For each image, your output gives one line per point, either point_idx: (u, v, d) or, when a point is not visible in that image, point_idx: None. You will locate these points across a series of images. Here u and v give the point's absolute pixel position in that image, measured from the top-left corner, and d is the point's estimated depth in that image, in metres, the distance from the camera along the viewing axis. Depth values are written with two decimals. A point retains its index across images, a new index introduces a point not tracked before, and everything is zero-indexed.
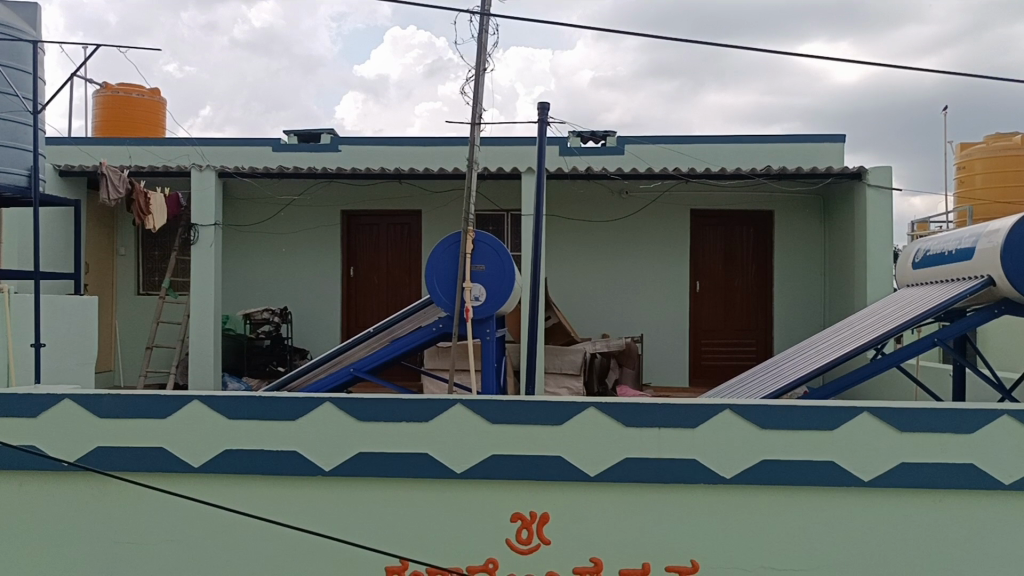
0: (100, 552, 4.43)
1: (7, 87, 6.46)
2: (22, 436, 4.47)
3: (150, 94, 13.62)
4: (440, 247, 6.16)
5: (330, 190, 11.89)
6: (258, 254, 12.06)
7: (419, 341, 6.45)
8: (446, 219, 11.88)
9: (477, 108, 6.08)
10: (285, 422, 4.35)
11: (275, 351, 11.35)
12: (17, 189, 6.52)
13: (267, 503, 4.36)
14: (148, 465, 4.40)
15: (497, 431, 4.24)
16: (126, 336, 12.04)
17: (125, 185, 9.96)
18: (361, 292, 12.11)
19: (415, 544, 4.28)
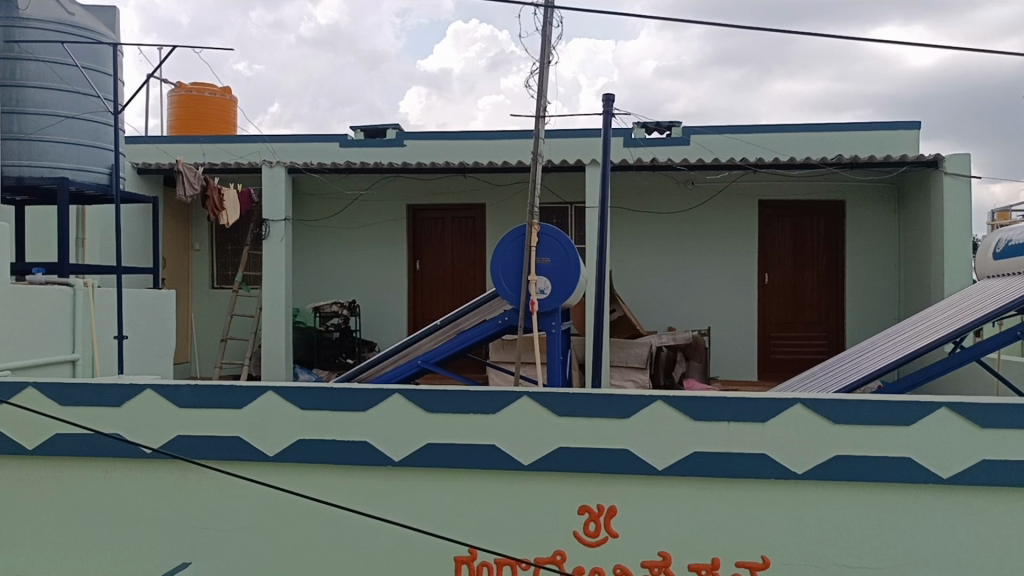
0: (170, 538, 4.61)
1: (88, 88, 6.86)
2: (103, 423, 4.67)
3: (221, 93, 13.97)
4: (506, 239, 6.20)
5: (398, 185, 12.05)
6: (328, 249, 12.28)
7: (485, 334, 6.49)
8: (511, 211, 11.89)
9: (542, 101, 6.11)
10: (355, 412, 4.44)
11: (345, 343, 11.54)
12: (99, 187, 6.93)
13: (336, 492, 4.47)
14: (223, 455, 4.55)
15: (566, 424, 4.25)
16: (202, 330, 12.38)
17: (200, 182, 10.26)
18: (428, 285, 12.24)
19: (484, 534, 4.33)
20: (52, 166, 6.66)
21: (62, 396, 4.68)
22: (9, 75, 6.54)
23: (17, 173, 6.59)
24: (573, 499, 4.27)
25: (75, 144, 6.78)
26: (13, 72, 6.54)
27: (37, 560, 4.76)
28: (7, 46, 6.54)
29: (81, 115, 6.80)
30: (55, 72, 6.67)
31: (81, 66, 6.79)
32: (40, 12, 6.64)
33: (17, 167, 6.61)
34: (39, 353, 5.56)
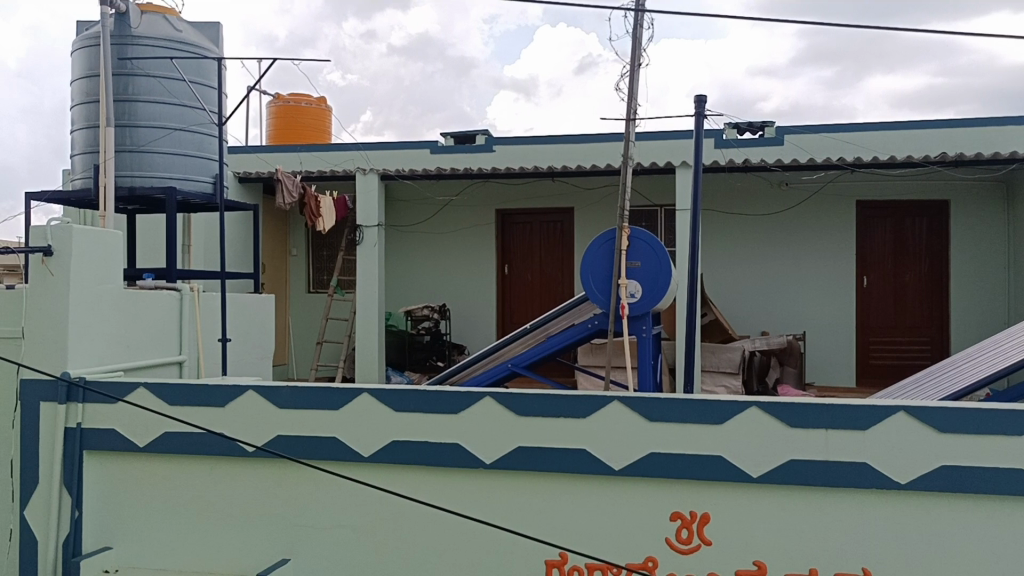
0: (270, 534, 4.77)
1: (194, 101, 7.16)
2: (209, 422, 4.88)
3: (317, 102, 14.38)
4: (595, 244, 6.18)
5: (487, 190, 12.18)
6: (419, 254, 12.49)
7: (574, 338, 6.49)
8: (599, 215, 11.85)
9: (632, 104, 6.08)
10: (447, 414, 4.51)
11: (435, 346, 11.65)
12: (204, 197, 7.27)
13: (428, 492, 4.55)
14: (321, 454, 4.69)
15: (658, 429, 4.21)
16: (299, 332, 12.77)
17: (298, 190, 10.58)
18: (517, 290, 12.28)
19: (575, 537, 4.33)
20: (163, 176, 6.99)
21: (172, 395, 4.93)
22: (123, 91, 6.89)
23: (129, 184, 6.96)
24: (665, 505, 4.23)
25: (181, 155, 7.09)
26: (127, 88, 6.90)
27: (147, 552, 5.00)
28: (121, 64, 6.91)
29: (188, 128, 7.12)
30: (165, 87, 6.99)
31: (189, 80, 7.12)
32: (151, 30, 6.98)
33: (128, 177, 6.93)
34: (150, 355, 5.84)
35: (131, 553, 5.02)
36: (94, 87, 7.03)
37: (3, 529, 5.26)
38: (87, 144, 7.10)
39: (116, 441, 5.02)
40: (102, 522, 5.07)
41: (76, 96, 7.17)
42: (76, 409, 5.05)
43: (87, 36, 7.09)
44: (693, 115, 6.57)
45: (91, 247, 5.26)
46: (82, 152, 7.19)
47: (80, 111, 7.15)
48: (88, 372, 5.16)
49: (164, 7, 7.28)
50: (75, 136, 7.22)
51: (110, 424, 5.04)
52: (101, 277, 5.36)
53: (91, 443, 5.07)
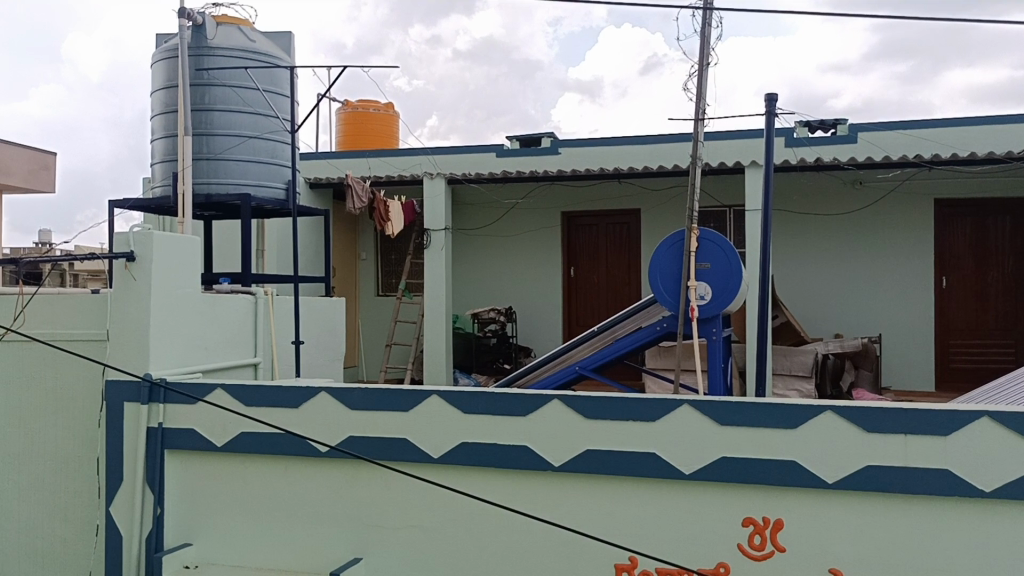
0: (342, 533, 4.86)
1: (267, 109, 7.36)
2: (284, 422, 5.00)
3: (384, 109, 14.60)
4: (663, 246, 6.13)
5: (553, 193, 12.18)
6: (486, 257, 12.56)
7: (643, 341, 6.46)
8: (666, 216, 11.74)
9: (700, 104, 6.02)
10: (516, 417, 4.54)
11: (502, 349, 11.72)
12: (277, 203, 7.44)
13: (496, 493, 4.58)
14: (392, 455, 4.76)
15: (729, 433, 4.16)
16: (369, 335, 12.96)
17: (367, 195, 10.75)
18: (584, 292, 12.22)
19: (646, 541, 4.30)
20: (238, 182, 7.18)
21: (248, 397, 5.08)
22: (200, 100, 7.12)
23: (206, 190, 7.15)
24: (737, 510, 4.17)
25: (255, 162, 7.27)
26: (203, 98, 7.12)
27: (224, 549, 5.14)
28: (198, 75, 7.14)
29: (262, 135, 7.30)
30: (240, 96, 7.19)
31: (262, 89, 7.31)
32: (226, 41, 7.21)
33: (205, 185, 7.14)
34: (226, 356, 6.00)
35: (210, 550, 5.17)
36: (173, 98, 7.27)
37: (89, 525, 5.47)
38: (166, 153, 7.34)
39: (195, 440, 5.18)
40: (182, 519, 5.23)
41: (155, 106, 7.43)
42: (157, 409, 5.24)
43: (166, 49, 7.34)
44: (763, 114, 6.47)
45: (171, 252, 5.44)
46: (162, 160, 7.44)
47: (160, 121, 7.40)
48: (169, 373, 5.34)
49: (238, 19, 7.51)
50: (155, 145, 7.47)
51: (190, 424, 5.20)
52: (180, 281, 5.53)
53: (172, 443, 5.24)
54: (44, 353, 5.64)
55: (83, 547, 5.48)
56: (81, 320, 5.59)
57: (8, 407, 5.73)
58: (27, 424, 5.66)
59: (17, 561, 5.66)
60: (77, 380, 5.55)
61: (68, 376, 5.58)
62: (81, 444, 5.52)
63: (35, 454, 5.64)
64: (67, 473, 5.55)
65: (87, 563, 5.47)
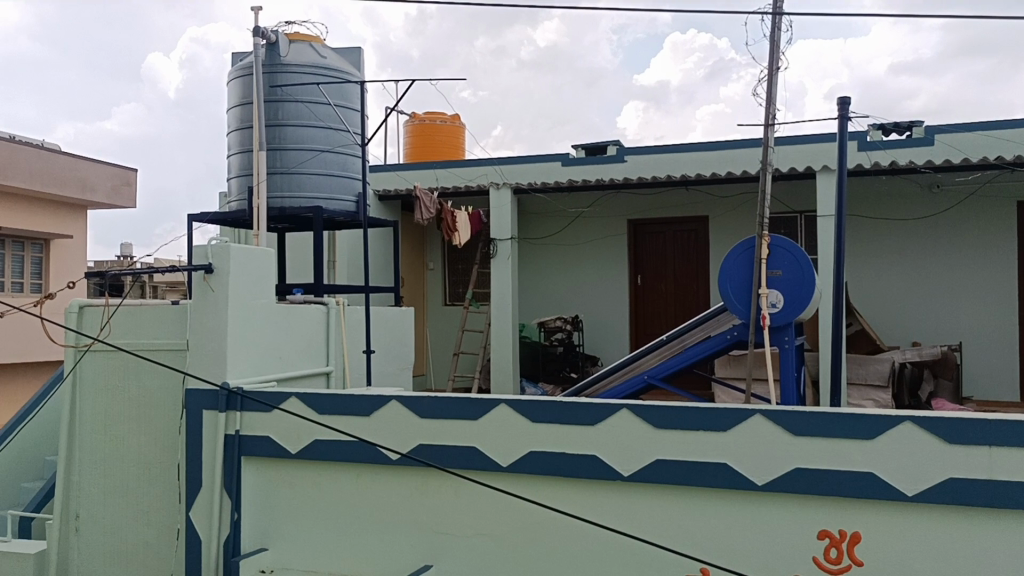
0: (414, 540, 4.94)
1: (339, 123, 7.52)
2: (357, 429, 5.10)
3: (451, 120, 14.75)
4: (734, 253, 6.05)
5: (620, 201, 12.12)
6: (552, 266, 12.56)
7: (713, 350, 6.37)
8: (736, 223, 11.57)
9: (770, 109, 5.93)
10: (585, 426, 4.56)
11: (569, 357, 11.77)
12: (348, 215, 7.55)
13: (566, 502, 4.60)
14: (462, 463, 4.82)
15: (802, 443, 4.11)
16: (436, 344, 13.08)
17: (435, 206, 10.85)
18: (651, 301, 12.12)
19: (718, 553, 4.26)
20: (309, 195, 7.34)
21: (322, 405, 5.20)
22: (274, 116, 7.33)
23: (279, 204, 7.33)
24: (811, 522, 4.10)
25: (327, 175, 7.43)
26: (277, 113, 7.32)
27: (299, 554, 5.25)
28: (272, 91, 7.35)
29: (333, 149, 7.46)
30: (312, 112, 7.37)
31: (333, 104, 7.48)
32: (299, 58, 7.40)
33: (279, 199, 7.33)
34: (299, 366, 6.13)
35: (285, 555, 5.29)
36: (248, 114, 7.49)
37: (170, 528, 5.65)
38: (242, 168, 7.56)
39: (271, 448, 5.32)
40: (260, 525, 5.37)
41: (232, 123, 7.66)
42: (234, 417, 5.39)
43: (241, 66, 7.56)
44: (836, 118, 6.35)
45: (247, 264, 5.60)
46: (238, 175, 7.66)
47: (236, 137, 7.62)
48: (245, 382, 5.49)
49: (310, 36, 7.71)
50: (232, 161, 7.69)
51: (265, 432, 5.34)
52: (256, 292, 5.68)
53: (249, 450, 5.39)
54: (129, 362, 5.87)
55: (164, 550, 5.66)
56: (163, 330, 5.80)
57: (94, 415, 5.95)
58: (113, 431, 5.88)
59: (101, 564, 5.86)
60: (159, 389, 5.75)
61: (150, 384, 5.78)
62: (163, 451, 5.71)
63: (120, 460, 5.85)
64: (149, 478, 5.74)
65: (169, 566, 5.63)
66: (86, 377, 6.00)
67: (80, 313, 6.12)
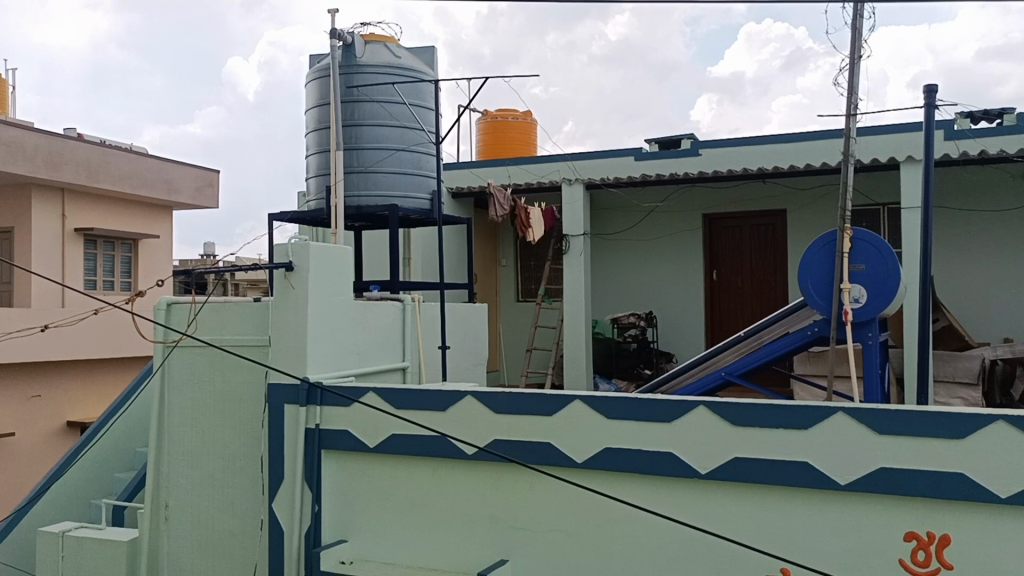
0: (490, 535, 4.98)
1: (413, 122, 7.62)
2: (434, 424, 5.18)
3: (523, 117, 14.77)
4: (814, 247, 5.91)
5: (694, 195, 11.96)
6: (626, 262, 12.46)
7: (793, 346, 6.23)
8: (815, 216, 11.30)
9: (852, 98, 5.78)
10: (661, 422, 4.56)
11: (643, 354, 11.66)
12: (423, 212, 7.63)
13: (642, 498, 4.60)
14: (538, 458, 4.87)
15: (887, 442, 4.05)
16: (510, 340, 13.13)
17: (508, 203, 10.91)
18: (727, 296, 11.93)
19: (799, 552, 4.22)
20: (385, 194, 7.45)
21: (399, 399, 5.31)
22: (351, 116, 7.47)
23: (356, 203, 7.47)
24: (897, 523, 4.03)
25: (402, 173, 7.53)
26: (353, 114, 7.47)
27: (377, 547, 5.34)
28: (348, 92, 7.50)
29: (408, 148, 7.56)
30: (387, 111, 7.49)
31: (408, 103, 7.59)
32: (374, 59, 7.54)
33: (356, 198, 7.46)
34: (376, 361, 6.24)
35: (364, 547, 5.39)
36: (325, 115, 7.64)
37: (254, 519, 5.81)
38: (320, 167, 7.72)
39: (350, 442, 5.43)
40: (339, 517, 5.48)
41: (310, 124, 7.82)
42: (314, 411, 5.53)
43: (318, 69, 7.73)
44: (922, 106, 6.15)
45: (326, 262, 5.73)
46: (316, 175, 7.82)
47: (314, 138, 7.79)
48: (325, 376, 5.63)
49: (385, 36, 7.84)
50: (310, 160, 7.86)
51: (344, 426, 5.46)
52: (334, 289, 5.81)
53: (328, 444, 5.52)
54: (214, 358, 6.07)
55: (249, 540, 5.83)
56: (246, 327, 5.98)
57: (181, 408, 6.18)
58: (200, 425, 6.08)
59: (189, 554, 6.06)
60: (242, 384, 5.92)
61: (234, 379, 5.96)
62: (246, 444, 5.88)
63: (206, 453, 6.04)
64: (234, 470, 5.92)
65: (254, 555, 5.79)
66: (174, 372, 6.23)
67: (168, 310, 6.43)
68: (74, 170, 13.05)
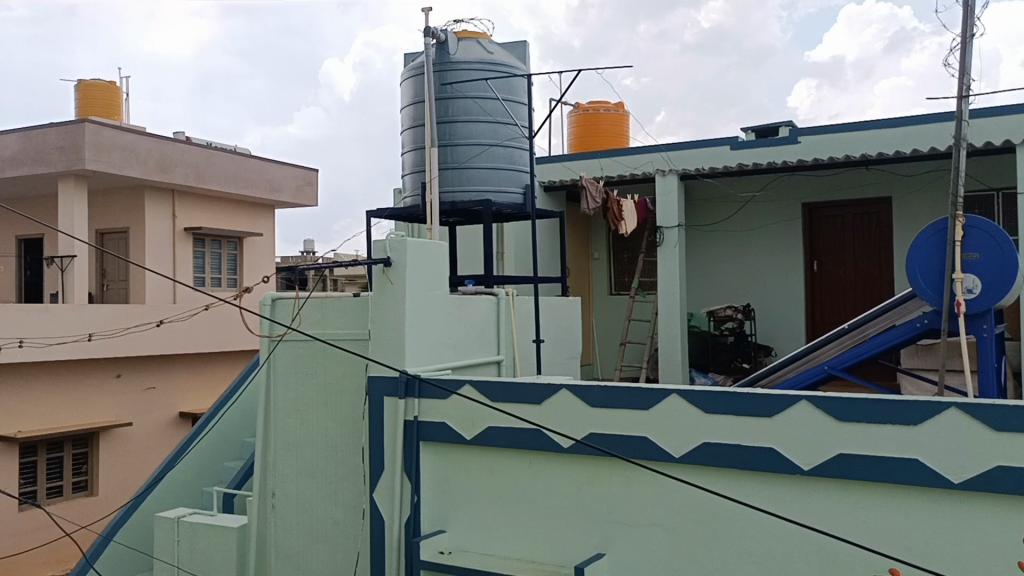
0: (586, 527, 4.99)
1: (506, 117, 7.67)
2: (529, 417, 5.22)
3: (614, 108, 14.66)
4: (923, 236, 5.67)
5: (793, 184, 11.63)
6: (721, 253, 12.20)
7: (900, 338, 6.00)
8: (922, 203, 10.84)
9: (963, 79, 5.52)
10: (761, 417, 4.48)
11: (740, 348, 11.32)
12: (515, 207, 7.69)
13: (742, 493, 4.53)
14: (634, 452, 4.85)
15: (1002, 439, 3.88)
16: (603, 333, 13.05)
17: (601, 195, 10.86)
18: (828, 288, 11.58)
19: (910, 552, 4.08)
20: (479, 189, 7.53)
21: (495, 393, 5.37)
22: (445, 113, 7.57)
23: (451, 199, 7.57)
24: (1015, 524, 3.86)
25: (495, 168, 7.58)
26: (447, 111, 7.57)
27: (474, 537, 5.42)
28: (443, 89, 7.60)
29: (502, 143, 7.61)
30: (480, 106, 7.56)
31: (501, 99, 7.65)
32: (467, 55, 7.61)
33: (450, 193, 7.56)
34: (472, 355, 6.32)
35: (462, 538, 5.47)
36: (419, 113, 7.77)
37: (357, 509, 5.98)
38: (415, 164, 7.85)
39: (448, 434, 5.52)
40: (437, 508, 5.58)
41: (405, 122, 7.97)
42: (413, 404, 5.63)
43: (413, 67, 7.85)
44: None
45: (422, 258, 5.83)
46: (412, 171, 7.95)
47: (409, 135, 7.93)
48: (423, 369, 5.74)
49: (477, 33, 7.91)
50: (405, 158, 8.01)
51: (442, 418, 5.55)
52: (430, 284, 5.91)
53: (426, 436, 5.61)
54: (317, 351, 6.26)
55: (352, 529, 5.99)
56: (346, 321, 6.14)
57: (286, 400, 6.38)
58: (304, 416, 6.28)
59: (294, 541, 6.27)
60: (344, 377, 6.09)
61: (336, 372, 6.13)
62: (348, 435, 6.05)
63: (310, 444, 6.24)
64: (337, 460, 6.10)
65: (356, 544, 5.96)
66: (280, 365, 6.45)
67: (273, 305, 6.62)
68: (183, 171, 13.64)
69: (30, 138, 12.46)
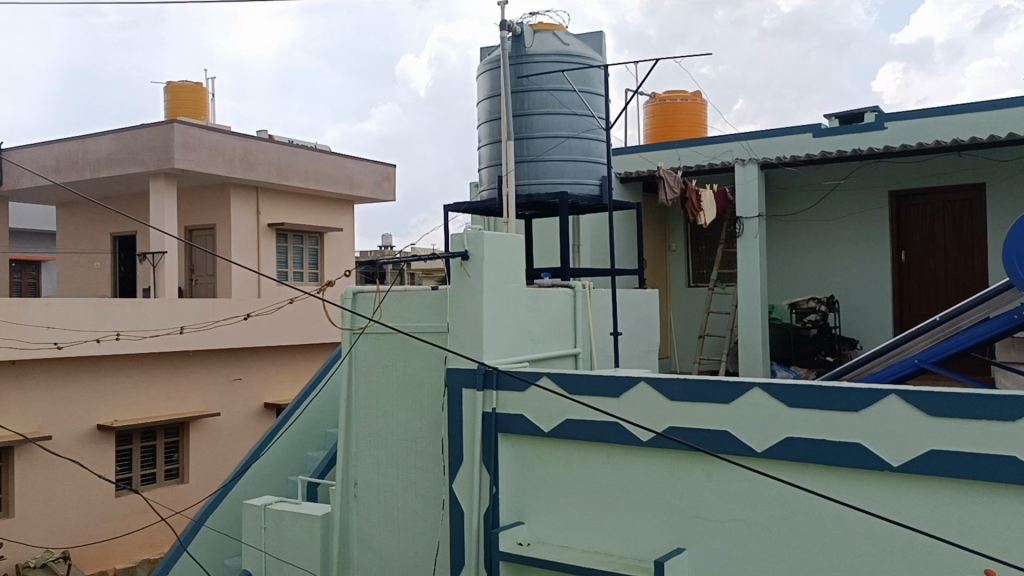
0: (666, 521, 4.94)
1: (583, 108, 7.64)
2: (608, 410, 5.20)
3: (692, 97, 14.44)
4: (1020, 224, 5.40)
5: (879, 171, 11.28)
6: (803, 244, 11.91)
7: (996, 332, 5.76)
8: (1018, 190, 10.37)
9: None
10: (848, 412, 4.37)
11: (824, 340, 11.18)
12: (592, 198, 7.64)
13: (827, 489, 4.43)
14: (715, 447, 4.78)
15: None
16: (681, 326, 12.88)
17: (679, 185, 10.72)
18: (917, 279, 11.17)
19: (1007, 552, 3.93)
20: (555, 181, 7.51)
21: (572, 385, 5.36)
22: (521, 106, 7.58)
23: (527, 191, 7.57)
24: None
25: (571, 160, 7.56)
26: (524, 103, 7.57)
27: (551, 529, 5.43)
28: (520, 82, 7.61)
29: (578, 134, 7.59)
30: (557, 99, 7.55)
31: (578, 90, 7.62)
32: (543, 47, 7.59)
33: (527, 185, 7.57)
34: (549, 348, 6.32)
35: (541, 530, 5.49)
36: (496, 106, 7.80)
37: (436, 499, 6.06)
38: (492, 157, 7.88)
39: (526, 426, 5.54)
40: (516, 499, 5.61)
41: (482, 116, 8.01)
42: (491, 396, 5.67)
43: (489, 61, 7.89)
44: None
45: (499, 251, 5.85)
46: (488, 165, 7.99)
47: (485, 129, 7.97)
48: (501, 362, 5.77)
49: (554, 25, 7.89)
50: (482, 151, 8.05)
51: (519, 410, 5.57)
52: (507, 277, 5.93)
53: (504, 428, 5.64)
54: (398, 343, 6.36)
55: (432, 519, 6.08)
56: (425, 315, 6.23)
57: (367, 391, 6.51)
58: (385, 407, 6.39)
59: (376, 529, 6.39)
60: (423, 368, 6.17)
61: (416, 363, 6.22)
62: (428, 426, 6.13)
63: (390, 435, 6.35)
64: (416, 450, 6.19)
65: (435, 534, 6.05)
66: (361, 356, 6.57)
67: (355, 298, 6.77)
68: (267, 169, 14.03)
69: (123, 139, 12.97)
